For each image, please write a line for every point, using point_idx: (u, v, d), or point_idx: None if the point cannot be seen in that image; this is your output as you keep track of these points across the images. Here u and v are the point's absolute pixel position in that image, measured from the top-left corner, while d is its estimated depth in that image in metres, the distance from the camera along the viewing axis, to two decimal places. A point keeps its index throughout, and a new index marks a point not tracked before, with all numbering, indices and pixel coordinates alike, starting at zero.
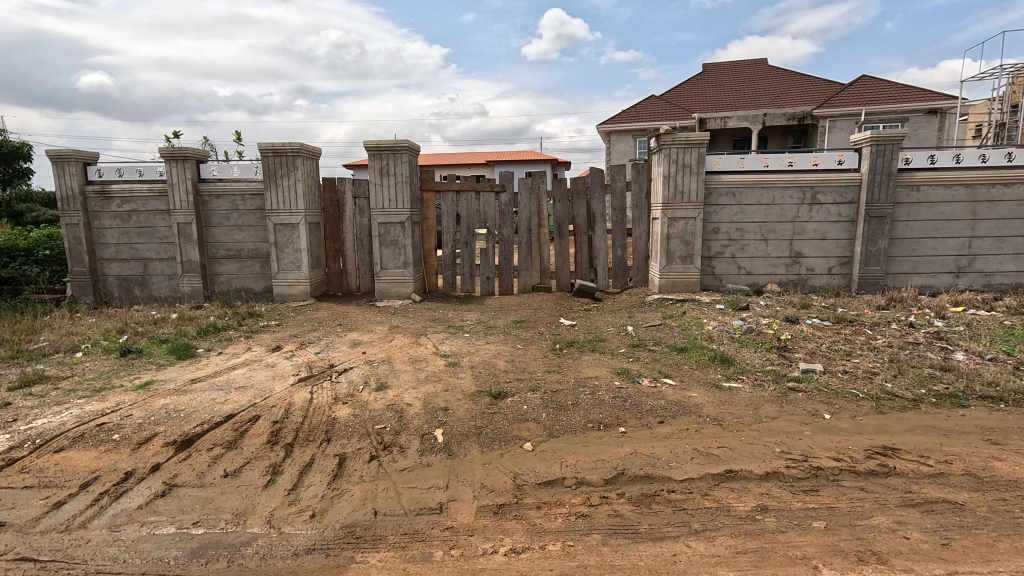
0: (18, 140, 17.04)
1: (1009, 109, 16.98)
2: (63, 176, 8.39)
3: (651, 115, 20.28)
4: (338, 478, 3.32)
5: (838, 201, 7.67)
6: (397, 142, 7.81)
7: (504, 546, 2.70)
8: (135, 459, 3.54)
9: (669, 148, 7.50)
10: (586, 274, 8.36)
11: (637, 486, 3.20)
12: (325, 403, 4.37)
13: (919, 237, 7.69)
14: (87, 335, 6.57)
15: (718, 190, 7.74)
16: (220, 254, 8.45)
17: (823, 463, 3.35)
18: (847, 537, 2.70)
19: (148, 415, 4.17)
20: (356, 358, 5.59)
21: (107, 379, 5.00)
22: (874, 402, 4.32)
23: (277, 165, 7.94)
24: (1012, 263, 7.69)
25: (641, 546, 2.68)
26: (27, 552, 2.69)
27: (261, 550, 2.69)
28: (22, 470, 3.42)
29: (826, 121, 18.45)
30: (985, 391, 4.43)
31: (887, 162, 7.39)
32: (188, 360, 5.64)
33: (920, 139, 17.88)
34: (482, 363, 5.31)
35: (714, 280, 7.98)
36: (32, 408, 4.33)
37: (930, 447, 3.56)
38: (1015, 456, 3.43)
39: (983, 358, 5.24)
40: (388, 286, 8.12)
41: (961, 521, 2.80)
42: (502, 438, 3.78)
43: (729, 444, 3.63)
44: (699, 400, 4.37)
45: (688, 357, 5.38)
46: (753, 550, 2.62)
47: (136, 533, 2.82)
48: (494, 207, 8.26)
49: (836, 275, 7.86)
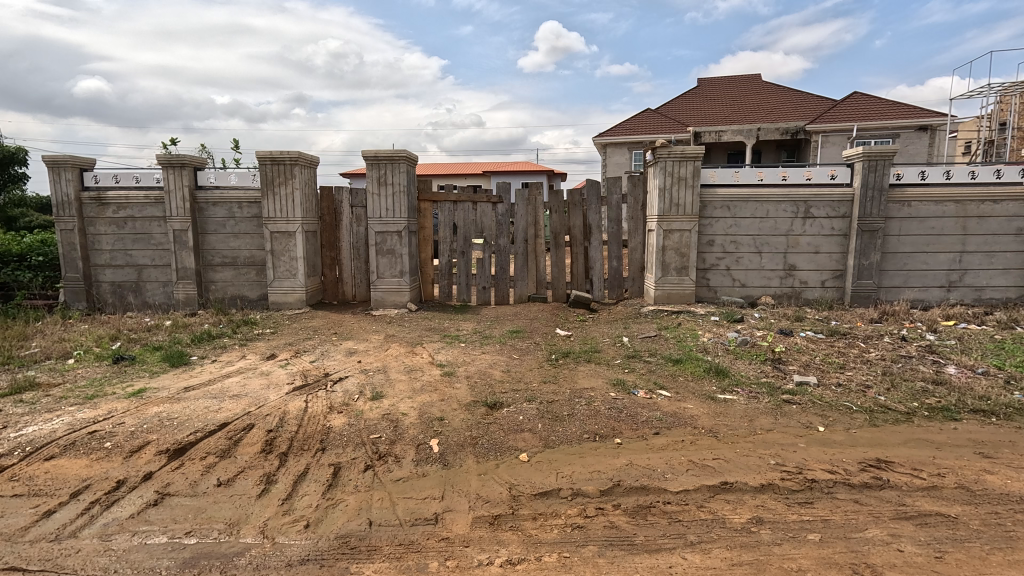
0: (14, 145, 17.12)
1: (997, 127, 17.36)
2: (59, 181, 8.39)
3: (645, 128, 20.50)
4: (333, 488, 3.30)
5: (831, 215, 7.75)
6: (396, 152, 7.80)
7: (499, 558, 2.69)
8: (127, 467, 3.51)
9: (664, 161, 7.57)
10: (582, 284, 8.39)
11: (633, 497, 3.20)
12: (320, 412, 4.36)
13: (911, 251, 7.78)
14: (79, 342, 6.50)
15: (713, 203, 7.82)
16: (215, 262, 8.43)
17: (818, 476, 3.37)
18: (841, 549, 2.71)
19: (140, 423, 4.12)
20: (351, 367, 5.58)
21: (99, 388, 4.94)
22: (866, 414, 4.36)
23: (274, 174, 7.94)
24: (1001, 278, 7.79)
25: (636, 558, 2.67)
26: (16, 561, 2.66)
27: (255, 561, 2.67)
28: (11, 479, 3.37)
29: (818, 137, 18.78)
30: (977, 405, 4.47)
31: (879, 177, 7.49)
32: (182, 368, 5.60)
33: (910, 155, 18.19)
34: (478, 372, 5.33)
35: (708, 292, 8.04)
36: (22, 415, 4.28)
37: (922, 460, 3.59)
38: (1007, 470, 3.46)
39: (975, 372, 5.30)
40: (383, 295, 8.11)
41: (955, 534, 2.82)
42: (498, 448, 3.77)
43: (724, 455, 3.64)
44: (694, 412, 4.39)
45: (683, 368, 5.41)
46: (749, 562, 2.62)
47: (127, 543, 2.79)
48: (491, 218, 8.25)
49: (829, 288, 7.93)
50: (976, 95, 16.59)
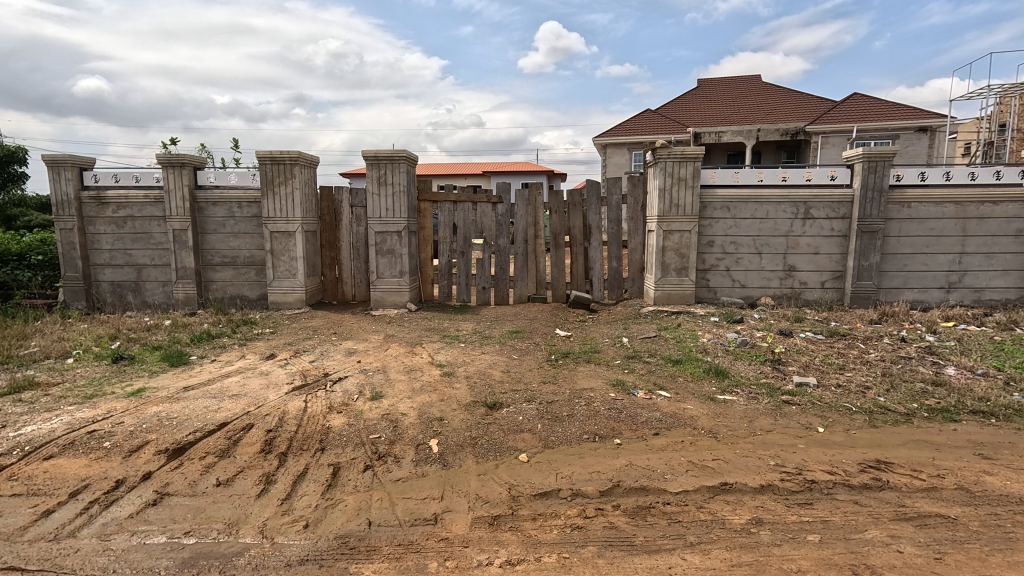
0: (13, 145, 17.12)
1: (997, 128, 17.37)
2: (59, 181, 8.38)
3: (645, 128, 20.52)
4: (332, 488, 3.30)
5: (831, 216, 7.75)
6: (396, 151, 7.79)
7: (498, 558, 2.69)
8: (126, 467, 3.50)
9: (664, 161, 7.58)
10: (582, 284, 8.39)
11: (632, 498, 3.20)
12: (320, 412, 4.36)
13: (910, 252, 7.79)
14: (78, 342, 6.49)
15: (713, 204, 7.81)
16: (215, 261, 8.43)
17: (817, 476, 3.37)
18: (842, 551, 2.71)
19: (139, 423, 4.11)
20: (350, 366, 5.57)
21: (99, 387, 4.94)
22: (866, 415, 4.35)
23: (274, 174, 7.93)
24: (1001, 279, 7.79)
25: (636, 559, 2.67)
26: (15, 560, 2.66)
27: (254, 561, 2.66)
28: (9, 478, 3.37)
29: (819, 138, 18.92)
30: (977, 406, 4.47)
31: (879, 178, 7.50)
32: (181, 367, 5.59)
33: (910, 156, 18.20)
34: (477, 372, 5.33)
35: (708, 293, 8.04)
36: (21, 415, 4.27)
37: (922, 461, 3.58)
38: (1006, 471, 3.46)
39: (974, 373, 5.30)
40: (383, 295, 8.10)
41: (954, 535, 2.82)
42: (497, 448, 3.77)
43: (724, 456, 3.64)
44: (694, 412, 4.39)
45: (683, 368, 5.40)
46: (749, 563, 2.62)
47: (126, 543, 2.79)
48: (491, 218, 8.25)
49: (829, 289, 7.92)
50: (976, 97, 16.61)
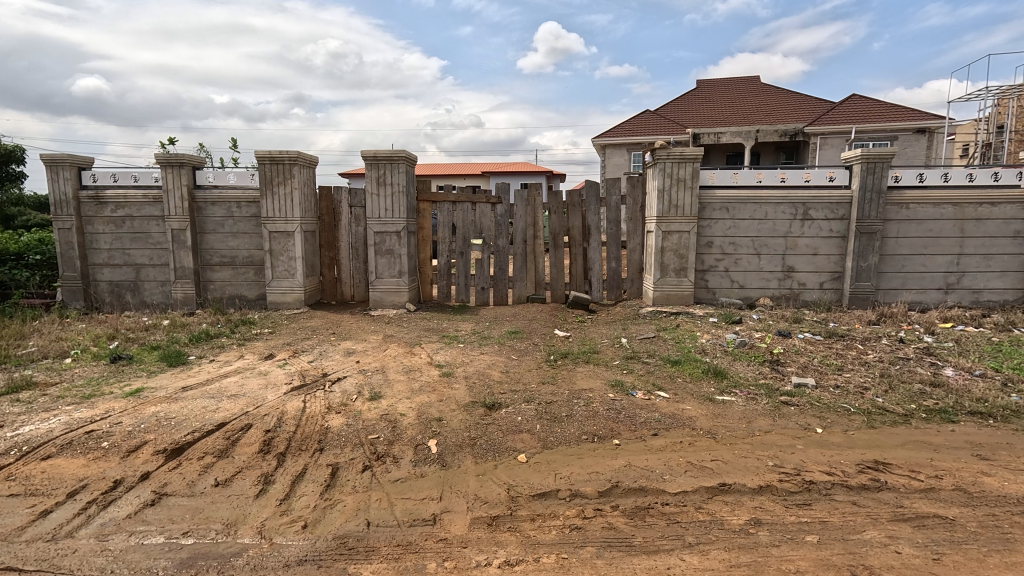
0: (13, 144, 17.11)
1: (995, 130, 17.39)
2: (57, 180, 8.37)
3: (645, 129, 20.55)
4: (331, 488, 3.30)
5: (829, 217, 7.76)
6: (395, 152, 7.79)
7: (497, 558, 2.69)
8: (124, 467, 3.50)
9: (663, 162, 7.59)
10: (581, 285, 8.40)
11: (631, 499, 3.20)
12: (318, 412, 4.36)
13: (909, 253, 7.80)
14: (76, 342, 6.48)
15: (712, 204, 7.82)
16: (214, 261, 8.42)
17: (816, 477, 3.37)
18: (839, 551, 2.71)
19: (137, 423, 4.10)
20: (349, 367, 5.57)
21: (97, 387, 4.93)
22: (865, 416, 4.36)
23: (273, 173, 7.93)
24: (999, 281, 7.81)
25: (635, 559, 2.67)
26: (12, 560, 2.65)
27: (252, 561, 2.66)
28: (7, 478, 3.36)
29: (818, 138, 19.00)
30: (975, 407, 4.48)
31: (877, 179, 7.51)
32: (179, 367, 5.58)
33: (908, 158, 18.22)
34: (476, 373, 5.33)
35: (707, 293, 8.05)
36: (18, 415, 4.26)
37: (921, 462, 3.59)
38: (1003, 472, 3.47)
39: (972, 375, 5.30)
40: (382, 295, 8.10)
41: (952, 536, 2.82)
42: (496, 449, 3.77)
43: (722, 456, 3.64)
44: (693, 413, 4.39)
45: (682, 369, 5.41)
46: (747, 564, 2.62)
47: (124, 543, 2.78)
48: (490, 219, 8.24)
49: (827, 290, 7.93)
50: (975, 98, 16.64)
